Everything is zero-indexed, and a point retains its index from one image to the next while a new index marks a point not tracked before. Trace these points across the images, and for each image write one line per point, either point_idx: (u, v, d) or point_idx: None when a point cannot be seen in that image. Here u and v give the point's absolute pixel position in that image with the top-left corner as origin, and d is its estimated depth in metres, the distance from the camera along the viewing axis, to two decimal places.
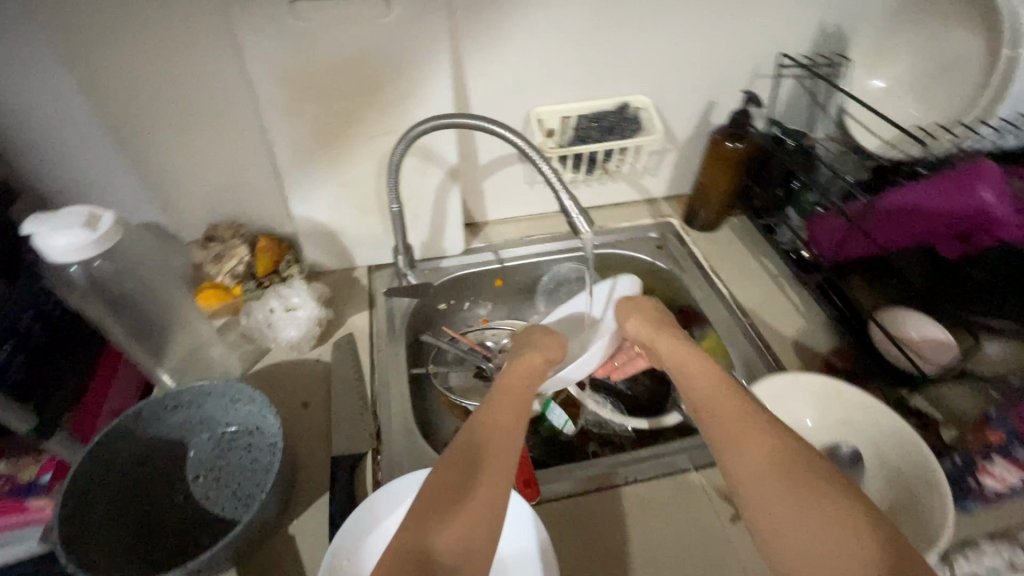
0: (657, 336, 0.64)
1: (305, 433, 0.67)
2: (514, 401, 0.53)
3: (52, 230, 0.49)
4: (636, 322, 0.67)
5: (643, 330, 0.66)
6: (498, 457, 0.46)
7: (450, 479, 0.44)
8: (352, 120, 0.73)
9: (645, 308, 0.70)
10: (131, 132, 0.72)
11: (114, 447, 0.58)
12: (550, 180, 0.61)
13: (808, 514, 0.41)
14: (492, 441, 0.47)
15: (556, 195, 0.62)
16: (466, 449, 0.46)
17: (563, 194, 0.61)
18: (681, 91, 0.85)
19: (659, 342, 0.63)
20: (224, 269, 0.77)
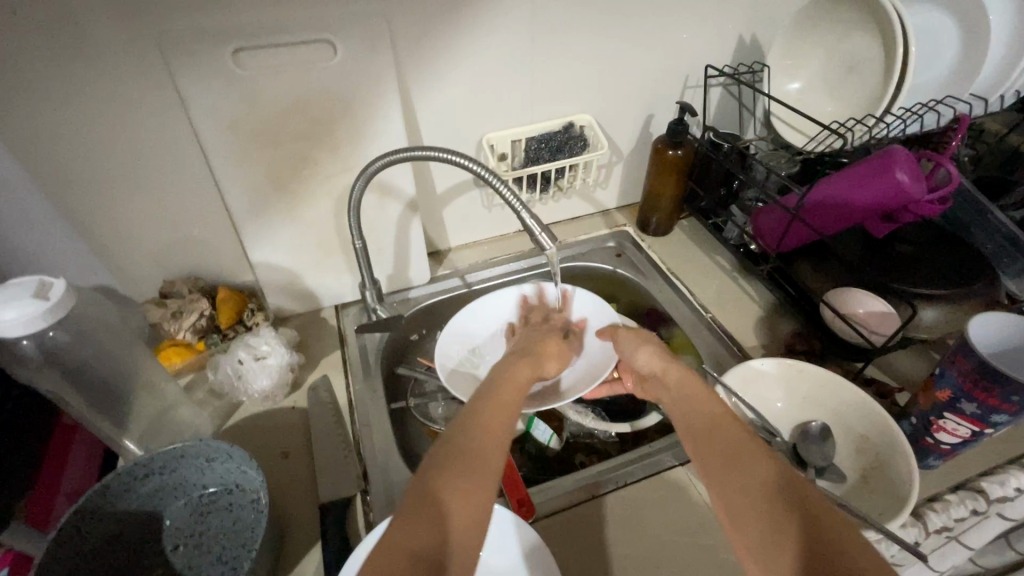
0: (660, 364, 0.63)
1: (290, 484, 0.65)
2: (507, 412, 0.52)
3: (0, 305, 0.47)
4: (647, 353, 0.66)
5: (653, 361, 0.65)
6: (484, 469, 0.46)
7: (433, 484, 0.44)
8: (306, 162, 0.73)
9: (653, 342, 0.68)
10: (74, 196, 0.70)
11: (81, 528, 0.54)
12: (511, 203, 0.64)
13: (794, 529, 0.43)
14: (480, 452, 0.47)
15: (519, 216, 0.65)
16: (459, 461, 0.46)
17: (525, 214, 0.64)
18: (620, 107, 0.90)
19: (668, 370, 0.62)
20: (184, 324, 0.76)
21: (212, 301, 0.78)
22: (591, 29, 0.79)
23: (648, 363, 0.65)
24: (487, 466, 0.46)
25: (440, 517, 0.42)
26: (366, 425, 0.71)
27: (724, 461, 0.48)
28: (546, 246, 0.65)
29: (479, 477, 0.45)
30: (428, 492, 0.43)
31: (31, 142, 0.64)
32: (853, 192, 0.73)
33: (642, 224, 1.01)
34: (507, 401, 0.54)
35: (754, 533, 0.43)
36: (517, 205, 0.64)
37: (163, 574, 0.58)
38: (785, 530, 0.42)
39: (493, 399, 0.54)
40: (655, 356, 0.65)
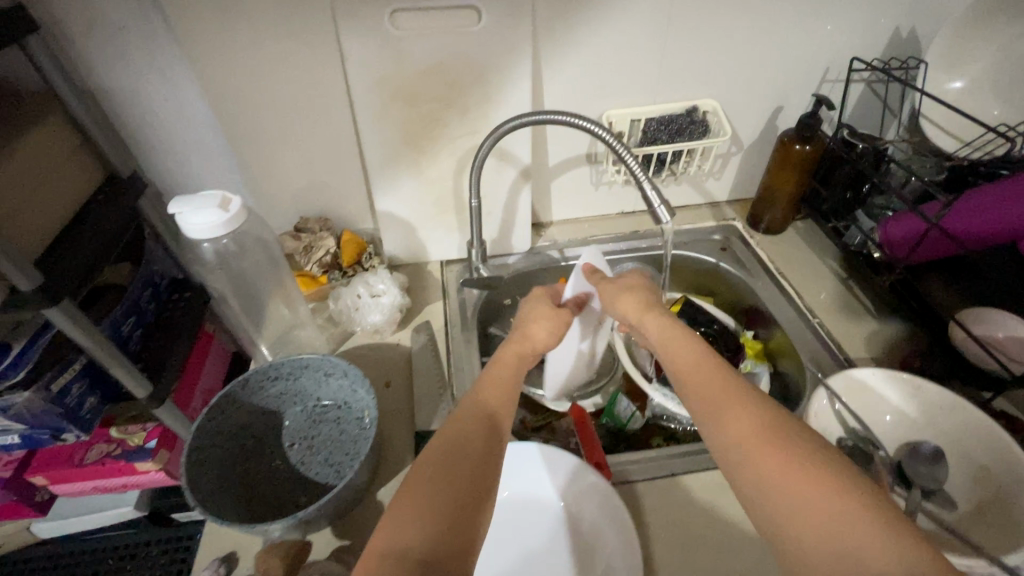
0: (643, 315, 0.59)
1: (389, 410, 0.71)
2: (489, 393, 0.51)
3: (193, 211, 0.56)
4: (627, 300, 0.61)
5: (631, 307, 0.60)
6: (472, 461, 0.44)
7: (421, 483, 0.42)
8: (437, 121, 0.79)
9: (638, 285, 0.63)
10: (243, 134, 0.80)
11: (226, 411, 0.63)
12: (636, 174, 0.67)
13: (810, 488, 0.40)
14: (467, 438, 0.46)
15: (641, 187, 0.68)
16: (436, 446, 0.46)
17: (648, 187, 0.67)
18: (749, 96, 0.87)
19: (646, 316, 0.59)
20: (314, 258, 0.84)
21: (338, 240, 0.86)
22: (732, 11, 0.76)
23: (632, 312, 0.60)
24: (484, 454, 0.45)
25: (439, 505, 0.41)
26: (460, 371, 0.76)
27: (728, 414, 0.45)
28: (663, 218, 0.68)
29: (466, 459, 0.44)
30: (419, 485, 0.42)
31: (219, 83, 0.74)
32: (1005, 207, 0.67)
33: (753, 220, 0.97)
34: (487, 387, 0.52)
35: (781, 496, 0.40)
36: (642, 178, 0.67)
37: (280, 463, 0.67)
38: (812, 504, 0.39)
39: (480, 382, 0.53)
40: (638, 303, 0.60)
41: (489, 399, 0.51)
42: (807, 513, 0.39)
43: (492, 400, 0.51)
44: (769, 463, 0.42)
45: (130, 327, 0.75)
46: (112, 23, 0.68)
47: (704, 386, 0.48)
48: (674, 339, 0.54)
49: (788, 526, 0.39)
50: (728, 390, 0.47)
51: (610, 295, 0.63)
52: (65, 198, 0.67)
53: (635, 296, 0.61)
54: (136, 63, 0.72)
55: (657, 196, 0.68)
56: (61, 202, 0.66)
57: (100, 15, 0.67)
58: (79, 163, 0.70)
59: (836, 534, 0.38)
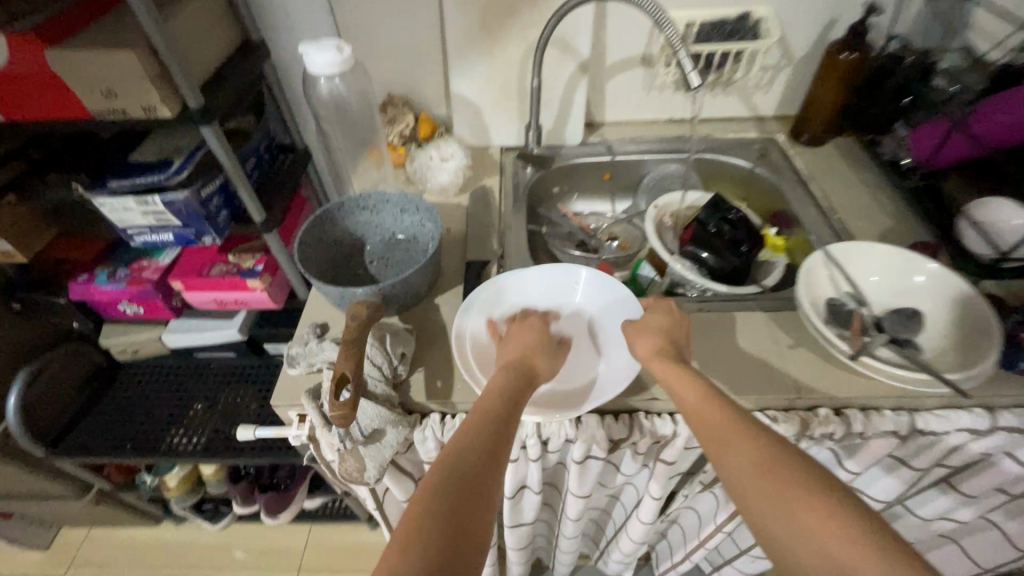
0: (652, 358, 0.61)
1: (448, 248, 0.87)
2: (476, 418, 0.53)
3: (316, 52, 0.72)
4: (642, 344, 0.64)
5: (647, 348, 0.63)
6: (474, 480, 0.47)
7: (427, 504, 0.44)
8: (512, 11, 0.90)
9: (658, 328, 0.65)
10: (346, 15, 0.95)
11: (325, 226, 0.81)
12: (673, 42, 0.75)
13: (810, 518, 0.43)
14: (466, 461, 0.48)
15: (675, 54, 0.76)
16: (439, 469, 0.48)
17: (681, 52, 0.75)
18: (804, 6, 0.92)
19: (655, 361, 0.61)
20: (395, 130, 1.00)
21: (416, 116, 1.02)
22: None
23: (645, 350, 0.63)
24: (484, 473, 0.48)
25: (445, 520, 0.43)
26: (508, 227, 0.89)
27: (729, 452, 0.49)
28: (695, 79, 0.75)
29: (477, 457, 0.49)
30: (422, 507, 0.44)
31: None
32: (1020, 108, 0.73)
33: (794, 132, 1.03)
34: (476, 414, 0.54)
35: (786, 519, 0.44)
36: (678, 46, 0.75)
37: (361, 278, 0.85)
38: (822, 535, 0.42)
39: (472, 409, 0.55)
40: (650, 345, 0.63)
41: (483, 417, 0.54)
42: (815, 544, 0.42)
43: (482, 425, 0.52)
44: (771, 490, 0.45)
45: (252, 166, 0.94)
46: None
47: (709, 429, 0.51)
48: (677, 378, 0.58)
49: (792, 539, 0.43)
50: (729, 435, 0.50)
51: (632, 333, 0.66)
52: (217, 49, 0.85)
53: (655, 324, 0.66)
54: None
55: (690, 62, 0.75)
56: (214, 52, 0.84)
57: None
58: (226, 25, 0.87)
59: (843, 558, 0.40)
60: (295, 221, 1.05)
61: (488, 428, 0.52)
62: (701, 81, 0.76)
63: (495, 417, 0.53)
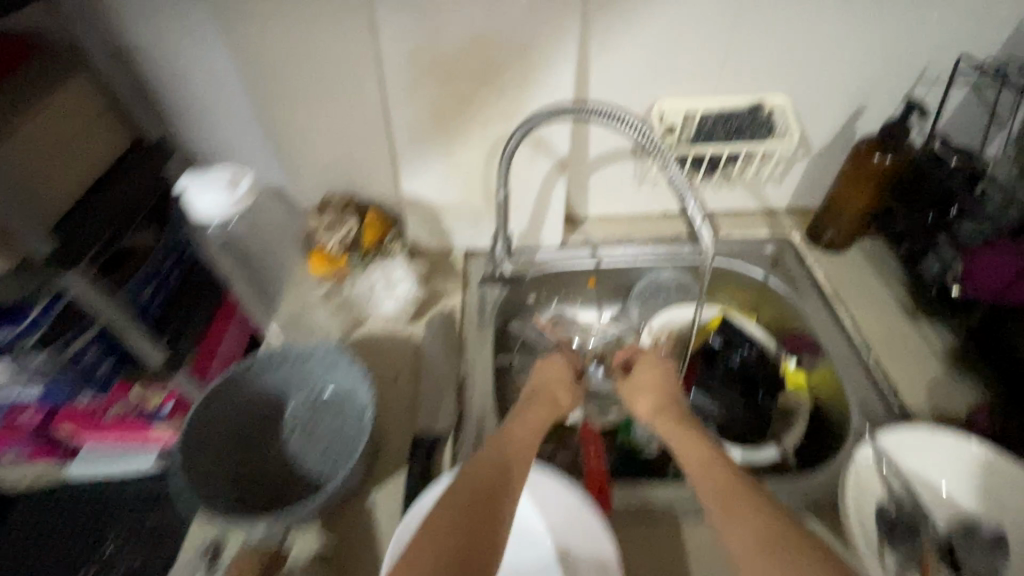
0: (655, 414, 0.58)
1: (393, 406, 0.69)
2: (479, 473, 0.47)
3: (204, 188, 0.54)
4: (647, 396, 0.61)
5: (648, 396, 0.61)
6: (471, 549, 0.40)
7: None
8: (471, 104, 0.73)
9: (663, 375, 0.63)
10: (269, 103, 0.76)
11: (228, 393, 0.63)
12: (676, 187, 0.60)
13: None
14: (458, 528, 0.41)
15: (681, 200, 0.60)
16: (428, 538, 0.41)
17: (688, 200, 0.60)
18: (826, 95, 0.76)
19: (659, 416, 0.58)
20: (335, 238, 0.82)
21: (361, 219, 0.84)
22: None
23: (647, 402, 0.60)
24: (483, 537, 0.41)
25: None
26: (469, 374, 0.72)
27: (733, 513, 0.42)
28: (705, 238, 0.62)
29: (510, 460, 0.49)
30: None
31: (251, 52, 0.71)
32: None
33: (814, 233, 0.87)
34: (479, 469, 0.47)
35: None
36: (682, 187, 0.59)
37: (278, 452, 0.66)
38: None
39: (474, 463, 0.48)
40: (654, 394, 0.61)
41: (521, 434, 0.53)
42: None
43: (482, 482, 0.46)
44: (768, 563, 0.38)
45: (152, 293, 0.73)
46: None
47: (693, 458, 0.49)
48: (686, 440, 0.52)
49: None
50: (731, 493, 0.44)
51: (633, 389, 0.63)
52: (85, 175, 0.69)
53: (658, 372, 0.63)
54: (166, 19, 0.68)
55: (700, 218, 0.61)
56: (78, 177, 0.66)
57: None
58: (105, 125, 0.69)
59: None
60: (211, 355, 0.79)
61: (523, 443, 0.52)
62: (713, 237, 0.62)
63: (530, 436, 0.54)
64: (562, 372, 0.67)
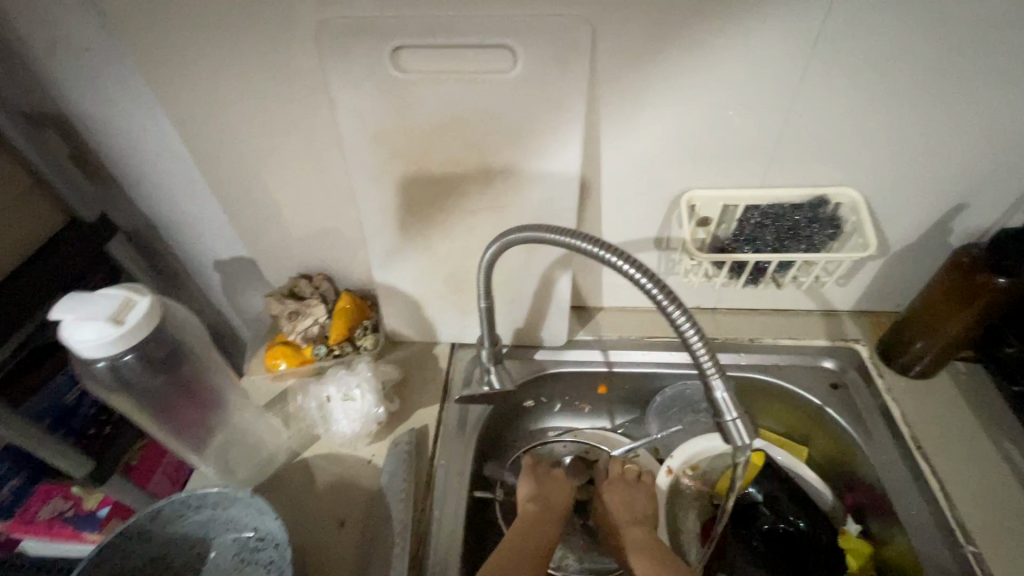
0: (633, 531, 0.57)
1: (333, 565, 0.56)
2: None
3: (79, 321, 0.42)
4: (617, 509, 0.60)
5: (623, 503, 0.60)
6: None
7: None
8: (454, 189, 0.60)
9: (638, 486, 0.62)
10: (225, 178, 0.66)
11: (126, 545, 0.51)
12: (700, 366, 0.43)
13: None
14: None
15: (705, 384, 0.44)
16: None
17: (715, 386, 0.44)
18: (912, 186, 0.59)
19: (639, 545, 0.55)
20: (298, 328, 0.71)
21: (331, 306, 0.73)
22: (916, 58, 0.49)
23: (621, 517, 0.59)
24: None
25: None
26: (434, 524, 0.58)
27: None
28: (739, 439, 0.45)
29: (518, 551, 0.53)
30: None
31: (200, 125, 0.60)
32: None
33: (889, 351, 0.68)
34: None
35: None
36: (710, 371, 0.44)
37: None
38: None
39: None
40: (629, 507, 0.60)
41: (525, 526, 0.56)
42: None
43: None
44: None
45: (80, 393, 0.65)
46: (76, 42, 0.55)
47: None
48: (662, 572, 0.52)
49: None
50: None
51: (610, 496, 0.61)
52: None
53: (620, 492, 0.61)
54: (104, 87, 0.59)
55: (732, 412, 0.44)
56: None
57: (62, 33, 0.55)
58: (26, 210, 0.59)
59: None
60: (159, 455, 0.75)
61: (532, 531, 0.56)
62: (752, 433, 0.45)
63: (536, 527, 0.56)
64: (562, 484, 0.63)
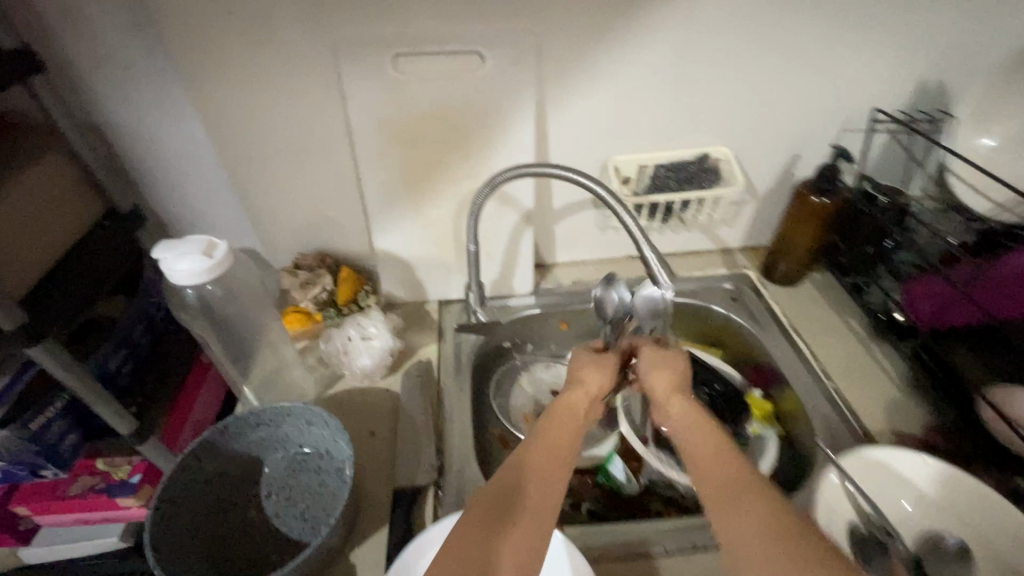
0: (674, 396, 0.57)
1: (371, 463, 0.69)
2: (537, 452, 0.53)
3: (176, 257, 0.55)
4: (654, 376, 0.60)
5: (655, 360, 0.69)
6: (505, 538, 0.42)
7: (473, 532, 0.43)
8: (441, 164, 0.77)
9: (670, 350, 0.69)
10: (243, 171, 0.79)
11: (199, 459, 0.61)
12: (632, 231, 0.63)
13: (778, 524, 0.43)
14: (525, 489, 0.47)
15: (638, 247, 0.64)
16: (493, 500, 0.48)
17: (644, 246, 0.64)
18: (762, 144, 0.84)
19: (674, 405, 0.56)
20: (309, 295, 0.83)
21: (335, 277, 0.85)
22: (748, 52, 0.74)
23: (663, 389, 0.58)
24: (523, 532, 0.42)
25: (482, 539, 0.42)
26: (449, 422, 0.73)
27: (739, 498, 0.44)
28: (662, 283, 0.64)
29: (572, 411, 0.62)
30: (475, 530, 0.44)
31: (225, 124, 0.74)
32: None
33: (767, 269, 0.93)
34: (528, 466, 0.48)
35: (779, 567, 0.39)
36: (640, 238, 0.64)
37: (254, 515, 0.65)
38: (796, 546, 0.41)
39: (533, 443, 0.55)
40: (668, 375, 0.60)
41: (560, 434, 0.52)
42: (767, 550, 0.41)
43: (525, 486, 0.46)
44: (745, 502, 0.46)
45: (119, 361, 0.74)
46: (122, 60, 0.68)
47: (717, 474, 0.46)
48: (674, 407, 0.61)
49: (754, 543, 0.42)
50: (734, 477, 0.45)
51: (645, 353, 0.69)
52: (43, 244, 0.64)
53: (672, 376, 0.58)
54: (140, 96, 0.71)
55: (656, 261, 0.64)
56: (48, 247, 0.65)
57: (110, 52, 0.67)
58: (79, 198, 0.70)
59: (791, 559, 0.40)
60: (178, 429, 0.78)
61: (566, 441, 0.51)
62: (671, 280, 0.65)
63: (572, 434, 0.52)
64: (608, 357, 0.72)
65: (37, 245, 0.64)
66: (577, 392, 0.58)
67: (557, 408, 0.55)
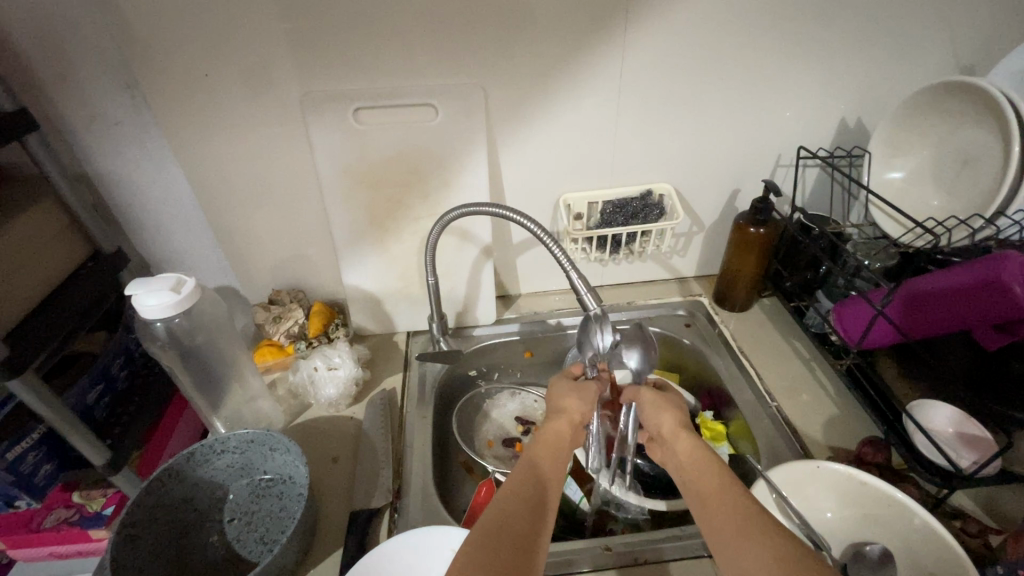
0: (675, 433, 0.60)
1: (332, 488, 0.72)
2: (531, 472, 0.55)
3: (147, 293, 0.60)
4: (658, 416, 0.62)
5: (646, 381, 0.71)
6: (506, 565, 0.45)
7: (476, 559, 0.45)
8: (402, 205, 0.84)
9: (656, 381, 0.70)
10: (220, 214, 0.85)
11: (165, 485, 0.65)
12: (561, 262, 0.65)
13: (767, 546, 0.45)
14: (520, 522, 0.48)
15: (567, 275, 0.66)
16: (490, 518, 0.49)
17: (573, 274, 0.66)
18: (703, 180, 0.91)
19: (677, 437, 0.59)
20: (281, 329, 0.88)
21: (307, 311, 0.90)
22: (678, 100, 0.82)
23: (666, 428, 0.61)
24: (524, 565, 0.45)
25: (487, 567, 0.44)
26: (407, 447, 0.76)
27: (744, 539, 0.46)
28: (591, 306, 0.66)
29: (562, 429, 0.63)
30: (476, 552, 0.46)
31: (202, 172, 0.81)
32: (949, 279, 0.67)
33: (719, 296, 0.98)
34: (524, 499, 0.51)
35: None
36: (568, 267, 0.66)
37: (216, 540, 0.68)
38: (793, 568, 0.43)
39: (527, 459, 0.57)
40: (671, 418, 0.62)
41: (545, 467, 0.56)
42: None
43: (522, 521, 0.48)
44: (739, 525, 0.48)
45: (97, 395, 0.78)
46: (112, 120, 0.75)
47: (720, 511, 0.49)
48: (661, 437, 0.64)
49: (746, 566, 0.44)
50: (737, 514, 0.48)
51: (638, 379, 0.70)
52: (30, 285, 0.70)
53: (675, 414, 0.62)
54: (129, 151, 0.78)
55: (584, 286, 0.66)
56: (35, 287, 0.70)
57: (100, 113, 0.75)
58: (65, 243, 0.76)
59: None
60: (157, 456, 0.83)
61: (551, 475, 0.55)
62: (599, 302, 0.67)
63: (556, 466, 0.56)
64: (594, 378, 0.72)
65: (25, 285, 0.69)
66: (561, 422, 0.61)
67: (544, 439, 0.59)
